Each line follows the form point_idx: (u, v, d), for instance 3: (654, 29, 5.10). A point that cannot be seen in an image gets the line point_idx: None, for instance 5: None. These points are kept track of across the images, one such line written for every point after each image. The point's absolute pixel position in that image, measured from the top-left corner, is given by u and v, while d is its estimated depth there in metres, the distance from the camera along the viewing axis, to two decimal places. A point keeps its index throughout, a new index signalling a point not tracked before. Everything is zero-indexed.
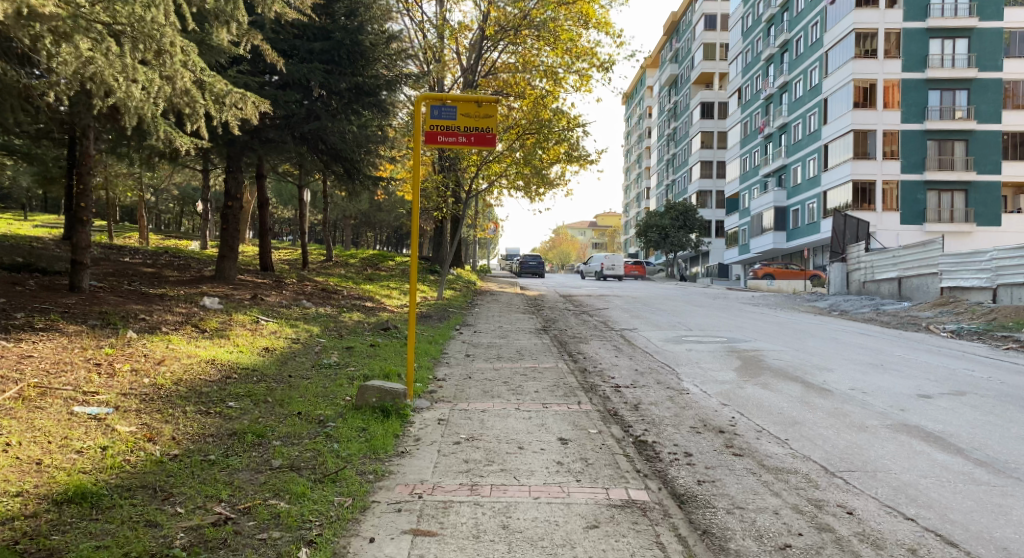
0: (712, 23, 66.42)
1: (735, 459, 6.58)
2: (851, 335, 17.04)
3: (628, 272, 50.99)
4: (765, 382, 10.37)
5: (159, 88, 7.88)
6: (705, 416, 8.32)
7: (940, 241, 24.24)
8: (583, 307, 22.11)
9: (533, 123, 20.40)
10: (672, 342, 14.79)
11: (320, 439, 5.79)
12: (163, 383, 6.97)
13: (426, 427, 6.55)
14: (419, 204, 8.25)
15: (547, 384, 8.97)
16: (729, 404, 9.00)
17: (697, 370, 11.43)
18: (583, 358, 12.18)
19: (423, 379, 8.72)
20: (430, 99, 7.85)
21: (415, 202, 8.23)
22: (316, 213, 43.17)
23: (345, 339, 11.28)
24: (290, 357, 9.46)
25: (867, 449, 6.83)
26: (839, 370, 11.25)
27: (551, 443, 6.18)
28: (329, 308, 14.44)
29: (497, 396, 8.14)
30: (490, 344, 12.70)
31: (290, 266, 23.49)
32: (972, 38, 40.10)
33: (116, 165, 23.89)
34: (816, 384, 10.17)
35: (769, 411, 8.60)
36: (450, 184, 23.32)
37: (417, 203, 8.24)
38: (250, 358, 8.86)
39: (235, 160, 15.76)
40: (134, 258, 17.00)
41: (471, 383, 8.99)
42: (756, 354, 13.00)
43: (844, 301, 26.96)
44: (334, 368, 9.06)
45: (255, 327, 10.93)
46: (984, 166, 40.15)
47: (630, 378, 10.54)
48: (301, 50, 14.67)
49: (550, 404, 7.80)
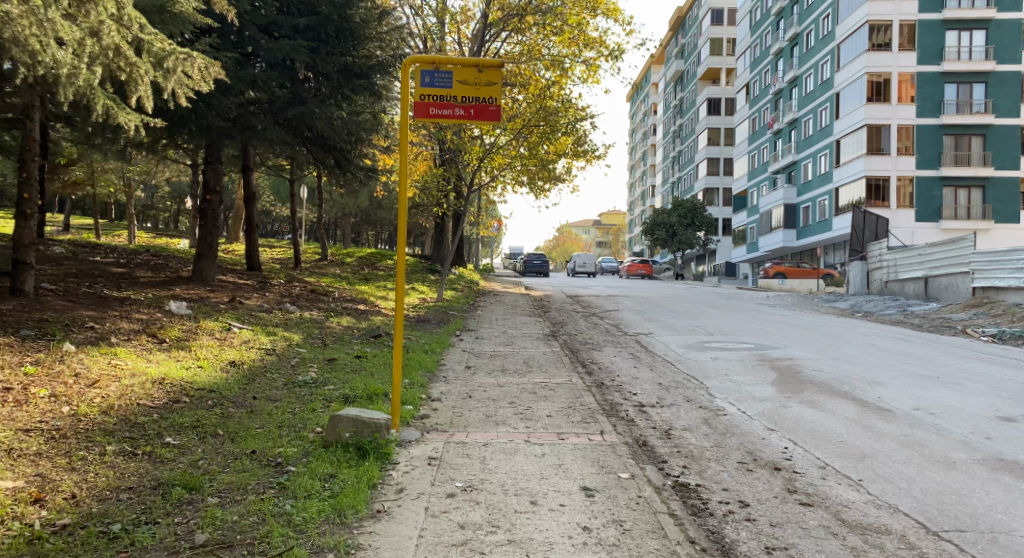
0: (719, 18, 64.93)
1: (806, 512, 5.20)
2: (886, 340, 15.60)
3: (634, 271, 49.56)
4: (810, 400, 8.97)
5: (90, 51, 6.49)
6: (753, 447, 6.91)
7: (970, 239, 22.81)
8: (592, 308, 20.66)
9: (537, 112, 18.92)
10: (694, 349, 13.39)
11: (270, 495, 4.41)
12: (85, 411, 5.54)
13: (411, 472, 5.17)
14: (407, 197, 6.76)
15: (561, 406, 7.58)
16: (777, 429, 7.60)
17: (727, 384, 10.01)
18: (598, 368, 10.79)
19: (413, 401, 7.43)
20: (421, 62, 6.45)
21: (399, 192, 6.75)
22: (314, 211, 41.75)
23: (328, 350, 9.89)
24: (261, 373, 8.09)
25: (967, 498, 5.45)
26: (893, 384, 9.88)
27: (574, 496, 4.84)
28: (316, 313, 13.07)
29: (502, 425, 6.74)
30: (493, 353, 11.30)
31: (280, 265, 22.11)
32: (989, 29, 38.70)
33: (95, 160, 22.51)
34: (871, 402, 8.80)
35: (826, 438, 7.20)
36: (450, 180, 21.92)
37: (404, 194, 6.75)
38: (210, 376, 7.45)
39: (214, 149, 14.39)
40: (105, 257, 15.58)
41: (471, 405, 7.63)
42: (791, 365, 11.58)
43: (866, 302, 25.52)
44: (311, 387, 7.68)
45: (224, 336, 9.55)
46: (1002, 161, 38.74)
47: (654, 395, 9.14)
48: (284, 26, 13.17)
49: (567, 434, 6.41)
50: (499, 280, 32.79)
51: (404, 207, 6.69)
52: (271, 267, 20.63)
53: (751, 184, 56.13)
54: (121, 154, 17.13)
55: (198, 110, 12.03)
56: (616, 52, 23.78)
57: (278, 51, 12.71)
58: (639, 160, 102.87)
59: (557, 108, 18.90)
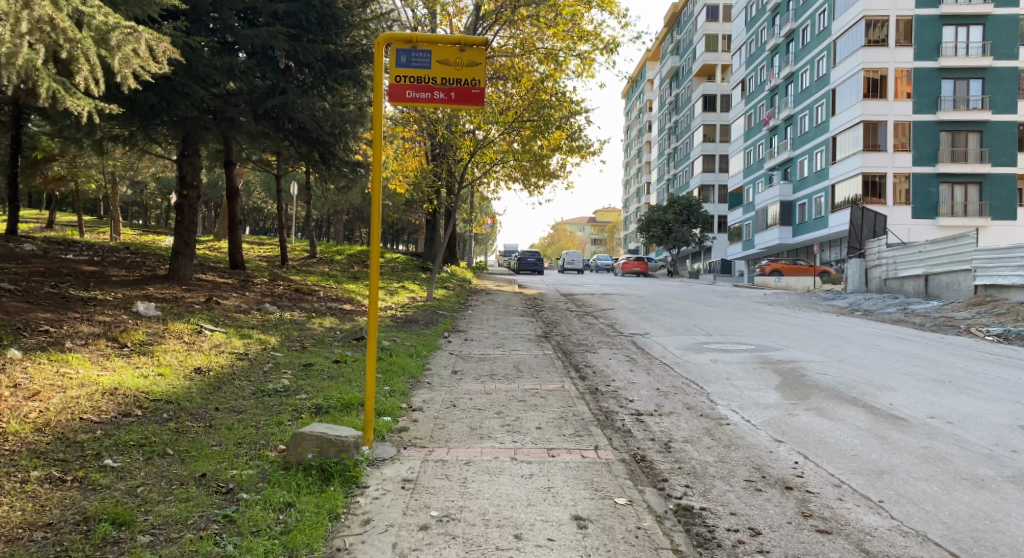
0: (714, 14, 64.37)
1: (825, 543, 4.65)
2: (890, 340, 15.06)
3: (629, 268, 48.98)
4: (817, 407, 8.39)
5: (26, 28, 5.97)
6: (760, 462, 6.32)
7: (971, 235, 22.27)
8: (587, 308, 20.10)
9: (530, 105, 18.30)
10: (692, 351, 12.83)
11: (210, 534, 3.94)
12: (15, 429, 4.96)
13: (381, 497, 4.62)
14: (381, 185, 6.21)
15: (552, 417, 6.99)
16: (785, 441, 7.02)
17: (729, 390, 9.44)
18: (592, 373, 10.21)
19: (392, 411, 6.85)
20: (395, 41, 5.83)
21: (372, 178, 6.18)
22: (305, 208, 41.02)
23: (306, 354, 9.30)
24: (229, 380, 7.47)
25: (1003, 525, 4.91)
26: (903, 389, 9.33)
27: (564, 528, 4.32)
28: (297, 313, 12.45)
29: (488, 438, 6.16)
30: (483, 356, 10.72)
31: (267, 263, 21.51)
32: (986, 25, 38.24)
33: (75, 154, 21.81)
34: (884, 409, 8.23)
35: (838, 452, 6.62)
36: (441, 174, 21.04)
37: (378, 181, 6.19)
38: (171, 385, 6.84)
39: (191, 143, 13.79)
40: (78, 254, 14.90)
41: (454, 415, 7.05)
42: (794, 368, 11.01)
43: (865, 300, 24.98)
44: (281, 397, 7.07)
45: (193, 339, 8.94)
46: (1000, 158, 38.26)
47: (652, 402, 8.57)
48: (263, 12, 12.53)
49: (557, 451, 5.82)
50: (493, 278, 32.18)
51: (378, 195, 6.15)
52: (255, 265, 19.98)
53: (746, 181, 55.68)
54: (97, 146, 16.45)
55: (171, 100, 11.46)
56: (612, 45, 23.20)
57: (256, 38, 12.07)
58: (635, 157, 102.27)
59: (550, 102, 18.32)
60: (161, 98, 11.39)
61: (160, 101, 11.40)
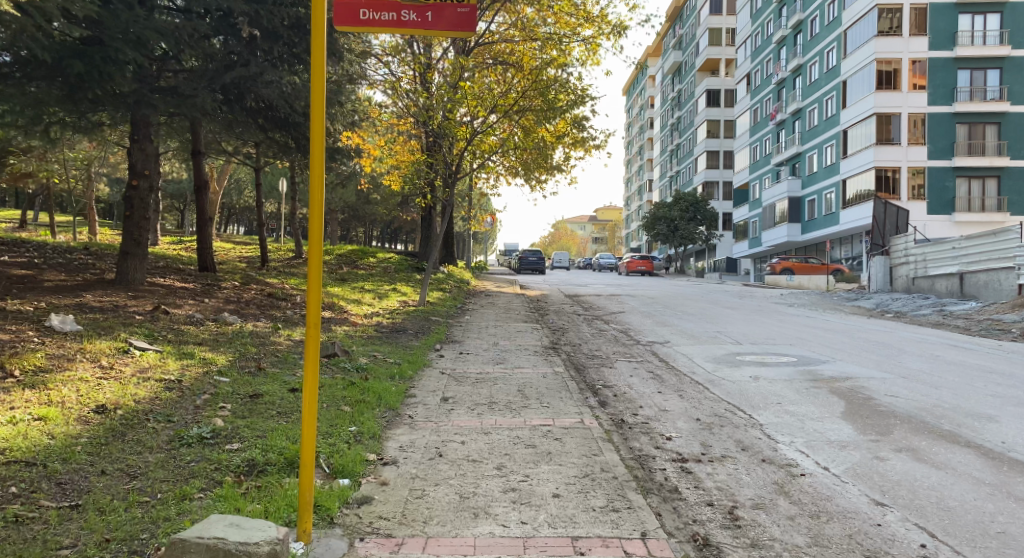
0: (718, 7, 62.17)
1: None
2: (947, 349, 13.18)
3: (635, 268, 47.02)
4: (909, 447, 6.44)
5: None
6: (873, 546, 4.42)
7: (1017, 230, 20.20)
8: (596, 311, 18.20)
9: (532, 91, 16.23)
10: (725, 364, 10.98)
11: None
12: None
13: None
14: (323, 149, 4.81)
15: (570, 476, 5.10)
16: (890, 503, 5.10)
17: (786, 420, 7.51)
18: (613, 397, 8.37)
19: (352, 469, 5.01)
20: None
21: (313, 141, 4.78)
22: (296, 206, 39.00)
23: (258, 380, 7.40)
24: (140, 424, 5.57)
25: None
26: (1007, 418, 7.44)
27: None
28: (261, 324, 10.53)
29: (484, 519, 4.35)
30: (480, 377, 8.81)
31: (246, 264, 19.67)
32: (1004, 12, 36.09)
33: (32, 147, 19.92)
34: (995, 449, 6.35)
35: (978, 527, 4.69)
36: (436, 166, 18.89)
37: (319, 144, 4.80)
38: (42, 433, 4.96)
39: (141, 124, 11.94)
40: (19, 256, 13.04)
41: (436, 471, 5.16)
42: (854, 387, 9.12)
43: (894, 300, 23.06)
44: (204, 449, 5.20)
45: (112, 363, 7.05)
46: (1019, 151, 36.11)
47: (695, 440, 6.68)
48: None
49: (586, 544, 4.10)
50: (491, 279, 30.38)
51: (321, 159, 4.72)
52: (229, 267, 18.08)
53: (752, 178, 53.74)
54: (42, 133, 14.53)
55: (104, 69, 9.62)
56: (619, 29, 21.28)
57: None
58: (636, 154, 100.63)
59: (556, 90, 16.32)
60: (92, 66, 9.53)
61: (91, 70, 9.52)
